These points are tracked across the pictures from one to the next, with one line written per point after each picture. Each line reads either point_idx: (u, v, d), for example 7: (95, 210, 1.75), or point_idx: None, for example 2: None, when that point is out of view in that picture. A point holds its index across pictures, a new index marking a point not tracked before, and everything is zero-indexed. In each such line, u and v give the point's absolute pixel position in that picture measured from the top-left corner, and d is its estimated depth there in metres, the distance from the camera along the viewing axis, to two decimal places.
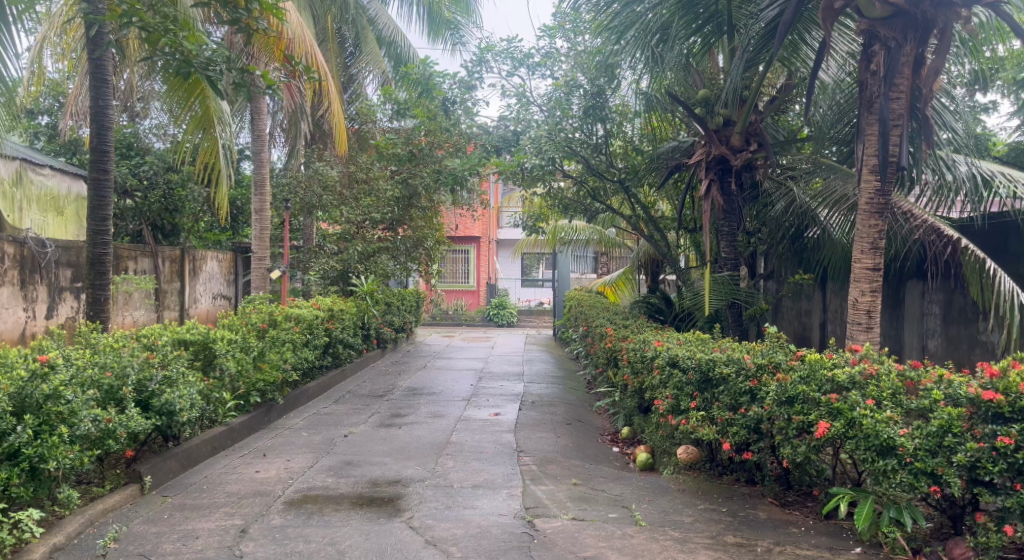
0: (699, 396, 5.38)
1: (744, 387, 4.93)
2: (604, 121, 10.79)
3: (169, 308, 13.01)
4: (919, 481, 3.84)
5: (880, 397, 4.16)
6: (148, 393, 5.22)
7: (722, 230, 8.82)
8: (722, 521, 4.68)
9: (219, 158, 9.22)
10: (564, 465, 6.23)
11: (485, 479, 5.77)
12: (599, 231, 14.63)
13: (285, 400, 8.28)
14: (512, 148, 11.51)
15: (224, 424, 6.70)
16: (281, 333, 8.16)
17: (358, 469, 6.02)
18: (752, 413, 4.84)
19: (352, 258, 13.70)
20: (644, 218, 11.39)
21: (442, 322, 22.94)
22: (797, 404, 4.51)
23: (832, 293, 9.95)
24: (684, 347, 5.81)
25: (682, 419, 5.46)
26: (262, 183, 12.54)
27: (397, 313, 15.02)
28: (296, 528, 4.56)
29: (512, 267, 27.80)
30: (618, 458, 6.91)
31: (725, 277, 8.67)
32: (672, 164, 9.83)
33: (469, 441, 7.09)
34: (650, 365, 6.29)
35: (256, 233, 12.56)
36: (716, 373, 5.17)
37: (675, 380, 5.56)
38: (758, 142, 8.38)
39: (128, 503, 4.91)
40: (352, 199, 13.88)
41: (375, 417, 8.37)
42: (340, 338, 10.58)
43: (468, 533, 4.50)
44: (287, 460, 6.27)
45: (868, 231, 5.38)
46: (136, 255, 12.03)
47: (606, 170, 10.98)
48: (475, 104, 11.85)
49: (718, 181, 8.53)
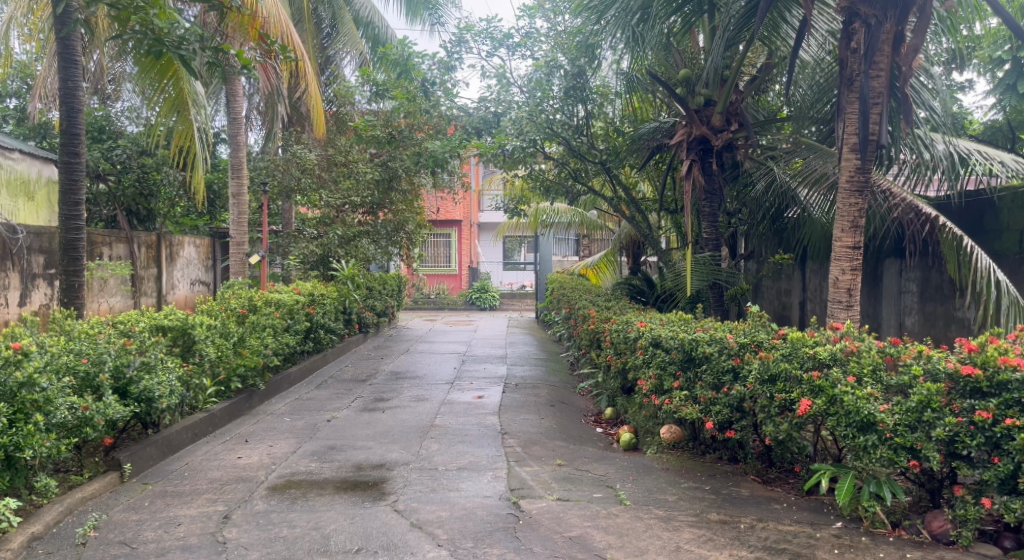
0: (682, 376, 5.35)
1: (727, 365, 4.90)
2: (585, 101, 10.81)
3: (146, 294, 12.90)
4: (899, 455, 3.91)
5: (861, 373, 4.19)
6: (126, 380, 5.14)
7: (704, 210, 8.82)
8: (706, 499, 4.73)
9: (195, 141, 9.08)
10: (548, 446, 6.25)
11: (470, 461, 5.77)
12: (580, 215, 14.45)
13: (266, 385, 8.20)
14: (493, 130, 11.36)
15: (204, 411, 6.60)
16: (261, 318, 8.06)
17: (342, 453, 6.00)
18: (735, 392, 4.82)
19: (332, 243, 13.57)
20: (625, 200, 11.43)
21: (424, 306, 22.97)
22: (779, 383, 4.52)
23: (812, 272, 10.21)
24: (668, 327, 5.79)
25: (666, 398, 5.44)
26: (239, 166, 12.36)
27: (379, 297, 14.96)
28: (280, 514, 4.53)
29: (494, 250, 27.84)
30: (602, 438, 6.95)
31: (707, 257, 8.67)
32: (653, 145, 9.79)
33: (453, 424, 7.10)
34: (632, 344, 6.26)
35: (234, 218, 12.38)
36: (699, 352, 5.14)
37: (658, 359, 5.53)
38: (738, 122, 8.33)
39: (108, 491, 4.84)
40: (332, 181, 13.78)
41: (358, 401, 8.33)
42: (321, 323, 10.47)
43: (453, 515, 4.49)
44: (269, 446, 6.22)
45: (848, 209, 5.34)
46: (109, 240, 11.87)
47: (587, 151, 11.11)
48: (456, 85, 11.61)
49: (699, 161, 8.48)
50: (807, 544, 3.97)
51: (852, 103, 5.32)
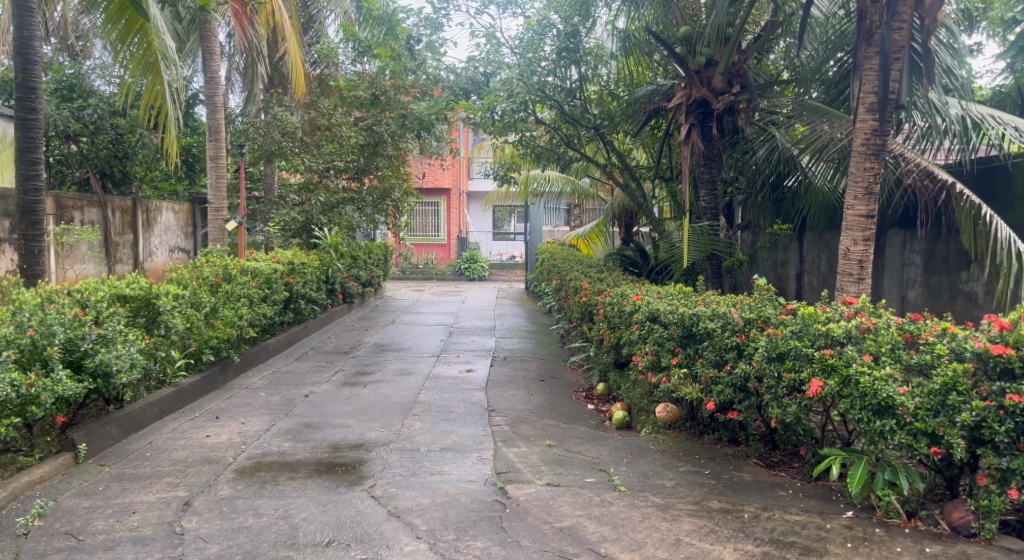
0: (681, 352, 4.96)
1: (730, 342, 4.50)
2: (579, 63, 10.36)
3: (121, 261, 12.48)
4: (918, 442, 3.58)
5: (878, 352, 3.85)
6: (80, 353, 4.73)
7: (702, 177, 8.41)
8: (706, 485, 4.42)
9: (167, 103, 8.55)
10: (537, 425, 5.90)
11: (455, 442, 5.42)
12: (571, 182, 14.21)
13: (241, 357, 7.80)
14: (482, 92, 10.86)
15: (172, 386, 6.19)
16: (236, 287, 7.62)
17: (319, 432, 5.64)
18: (739, 370, 4.42)
19: (314, 209, 13.20)
20: (619, 167, 11.03)
21: (412, 277, 22.56)
22: (788, 361, 4.14)
23: (809, 244, 10.27)
24: (666, 300, 5.39)
25: (663, 376, 5.06)
26: (217, 129, 11.81)
27: (364, 267, 14.50)
28: (246, 500, 4.17)
29: (484, 221, 27.36)
30: (594, 416, 6.63)
31: (706, 227, 8.29)
32: (651, 108, 9.35)
33: (437, 401, 6.75)
34: (628, 319, 5.88)
35: (212, 183, 11.89)
36: (700, 328, 4.74)
37: (656, 335, 5.14)
38: (740, 83, 7.88)
39: (60, 474, 4.48)
40: (314, 146, 13.35)
41: (340, 375, 7.97)
42: (302, 293, 10.04)
43: (434, 503, 4.15)
44: (241, 423, 5.85)
45: (862, 174, 4.93)
46: (81, 205, 11.46)
47: (581, 115, 10.71)
48: (443, 44, 11.02)
49: (699, 125, 8.03)
50: (817, 537, 3.66)
51: (872, 58, 4.88)
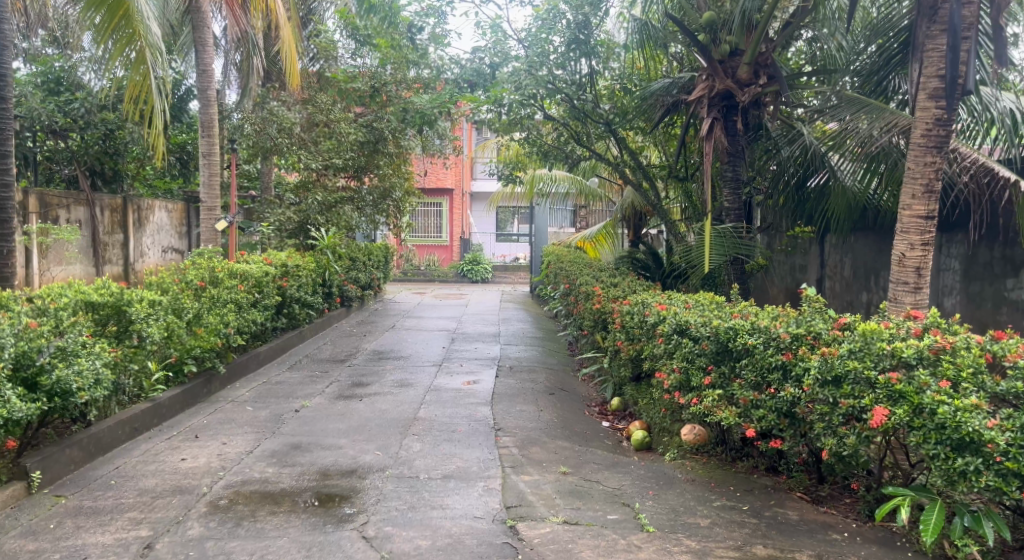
0: (715, 371, 4.39)
1: (774, 362, 3.92)
2: (590, 56, 9.83)
3: (110, 262, 11.97)
4: (1010, 485, 3.00)
5: (958, 378, 3.27)
6: (36, 369, 4.17)
7: (726, 175, 7.85)
8: (747, 525, 3.84)
9: (153, 96, 8.15)
10: (549, 447, 5.33)
11: (458, 468, 4.86)
12: (578, 181, 13.66)
13: (229, 367, 7.23)
14: (488, 84, 10.24)
15: (148, 400, 5.64)
16: (223, 292, 7.06)
17: (307, 455, 5.08)
18: (785, 394, 3.84)
19: (311, 209, 12.62)
20: (632, 165, 10.46)
21: (413, 278, 22.05)
22: (846, 385, 3.56)
23: (831, 247, 9.71)
24: (695, 311, 4.82)
25: (693, 397, 4.48)
26: (210, 124, 11.25)
27: (364, 269, 13.94)
28: (218, 542, 3.61)
29: (487, 222, 26.83)
30: (609, 436, 6.07)
31: (729, 229, 7.71)
32: (668, 102, 8.79)
33: (439, 417, 6.18)
34: (650, 331, 5.32)
35: (205, 180, 11.33)
36: (737, 344, 4.17)
37: (684, 350, 4.57)
38: (768, 75, 7.30)
39: (9, 507, 3.94)
40: (312, 142, 12.73)
41: (334, 386, 7.41)
42: (296, 297, 9.49)
43: (434, 546, 3.59)
44: (222, 443, 5.28)
45: (923, 170, 4.41)
46: (67, 203, 10.97)
47: (592, 110, 10.13)
48: (447, 34, 10.40)
49: (721, 119, 7.48)
50: None
51: (937, 38, 4.37)
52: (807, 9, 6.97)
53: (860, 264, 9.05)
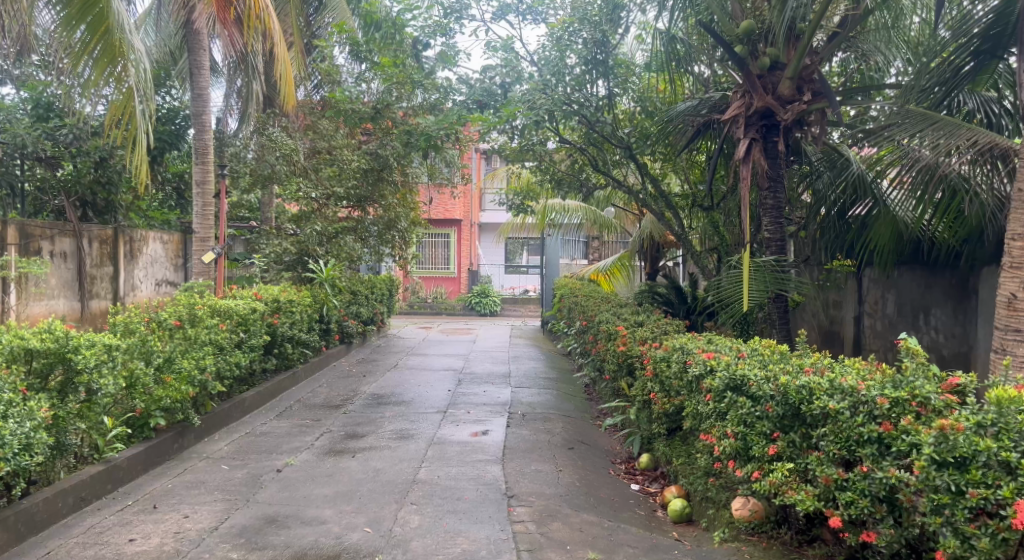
0: (783, 440, 3.54)
1: (867, 433, 3.07)
2: (608, 75, 9.16)
3: (98, 296, 11.22)
4: None
5: None
6: None
7: (764, 203, 7.05)
8: None
9: (139, 120, 7.35)
10: (573, 523, 4.46)
11: (463, 553, 3.98)
12: (592, 211, 12.91)
13: (206, 418, 6.42)
14: (499, 103, 9.55)
15: (102, 463, 4.83)
16: (202, 333, 6.27)
17: (282, 534, 4.22)
18: (884, 476, 2.98)
19: (310, 239, 11.79)
20: (654, 193, 9.68)
21: (419, 311, 21.32)
22: (974, 470, 2.70)
23: (871, 282, 8.85)
24: (752, 362, 4.00)
25: (754, 471, 3.62)
26: (205, 150, 10.60)
27: (366, 303, 13.14)
28: None
29: (496, 253, 26.11)
30: (641, 505, 5.19)
31: (769, 261, 6.86)
32: (698, 123, 8.04)
33: (443, 480, 5.32)
34: (693, 385, 4.50)
35: (198, 210, 10.61)
36: (814, 408, 3.33)
37: (741, 412, 3.73)
38: (812, 91, 6.57)
39: None
40: (312, 170, 12.09)
41: (325, 438, 6.56)
42: (289, 335, 8.70)
43: None
44: (183, 517, 4.44)
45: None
46: (51, 234, 10.31)
47: (612, 134, 9.27)
48: (456, 53, 9.76)
49: (760, 139, 6.73)
50: None
51: None
52: (858, 16, 6.24)
53: (906, 300, 8.18)
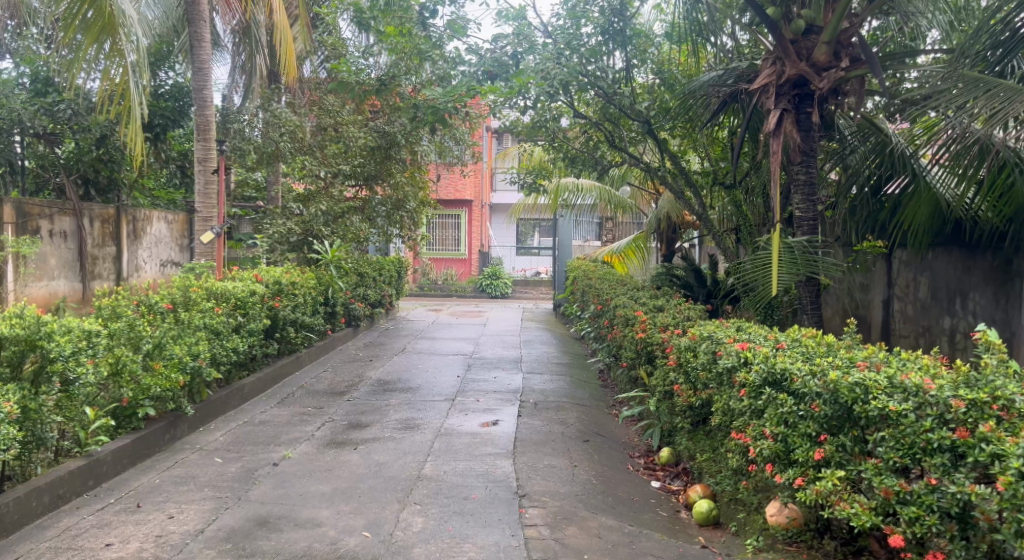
0: (831, 443, 3.12)
1: (937, 439, 2.66)
2: (626, 45, 8.69)
3: (99, 277, 10.92)
4: None
5: None
6: None
7: (795, 180, 6.58)
8: None
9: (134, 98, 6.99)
10: (591, 527, 4.09)
11: None
12: (606, 189, 12.44)
13: (201, 406, 6.08)
14: (511, 74, 9.06)
15: (84, 457, 4.49)
16: (196, 317, 5.92)
17: (273, 538, 3.87)
18: (958, 489, 2.56)
19: (316, 219, 11.36)
20: (674, 170, 9.21)
21: (430, 293, 21.01)
22: None
23: (903, 265, 8.36)
24: (795, 354, 3.57)
25: (797, 478, 3.20)
26: (206, 126, 10.21)
27: (373, 285, 12.79)
28: None
29: (507, 234, 25.71)
30: (663, 505, 4.81)
31: (800, 242, 6.39)
32: (723, 95, 7.53)
33: (450, 476, 4.96)
34: (724, 378, 4.09)
35: (200, 189, 10.25)
36: (870, 409, 2.91)
37: (782, 411, 3.32)
38: (850, 58, 6.11)
39: None
40: (317, 147, 11.68)
41: (327, 428, 6.22)
42: (291, 318, 8.35)
43: None
44: (168, 518, 4.10)
45: None
46: (50, 212, 9.97)
47: (629, 106, 8.67)
48: (465, 22, 9.28)
49: (793, 111, 6.24)
50: None
51: None
52: None
53: (942, 284, 7.70)
